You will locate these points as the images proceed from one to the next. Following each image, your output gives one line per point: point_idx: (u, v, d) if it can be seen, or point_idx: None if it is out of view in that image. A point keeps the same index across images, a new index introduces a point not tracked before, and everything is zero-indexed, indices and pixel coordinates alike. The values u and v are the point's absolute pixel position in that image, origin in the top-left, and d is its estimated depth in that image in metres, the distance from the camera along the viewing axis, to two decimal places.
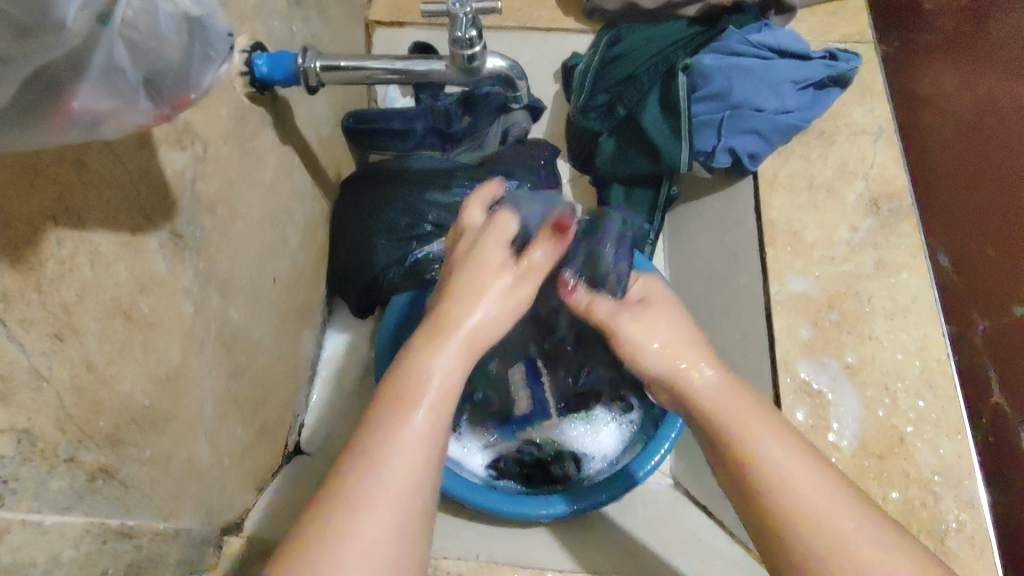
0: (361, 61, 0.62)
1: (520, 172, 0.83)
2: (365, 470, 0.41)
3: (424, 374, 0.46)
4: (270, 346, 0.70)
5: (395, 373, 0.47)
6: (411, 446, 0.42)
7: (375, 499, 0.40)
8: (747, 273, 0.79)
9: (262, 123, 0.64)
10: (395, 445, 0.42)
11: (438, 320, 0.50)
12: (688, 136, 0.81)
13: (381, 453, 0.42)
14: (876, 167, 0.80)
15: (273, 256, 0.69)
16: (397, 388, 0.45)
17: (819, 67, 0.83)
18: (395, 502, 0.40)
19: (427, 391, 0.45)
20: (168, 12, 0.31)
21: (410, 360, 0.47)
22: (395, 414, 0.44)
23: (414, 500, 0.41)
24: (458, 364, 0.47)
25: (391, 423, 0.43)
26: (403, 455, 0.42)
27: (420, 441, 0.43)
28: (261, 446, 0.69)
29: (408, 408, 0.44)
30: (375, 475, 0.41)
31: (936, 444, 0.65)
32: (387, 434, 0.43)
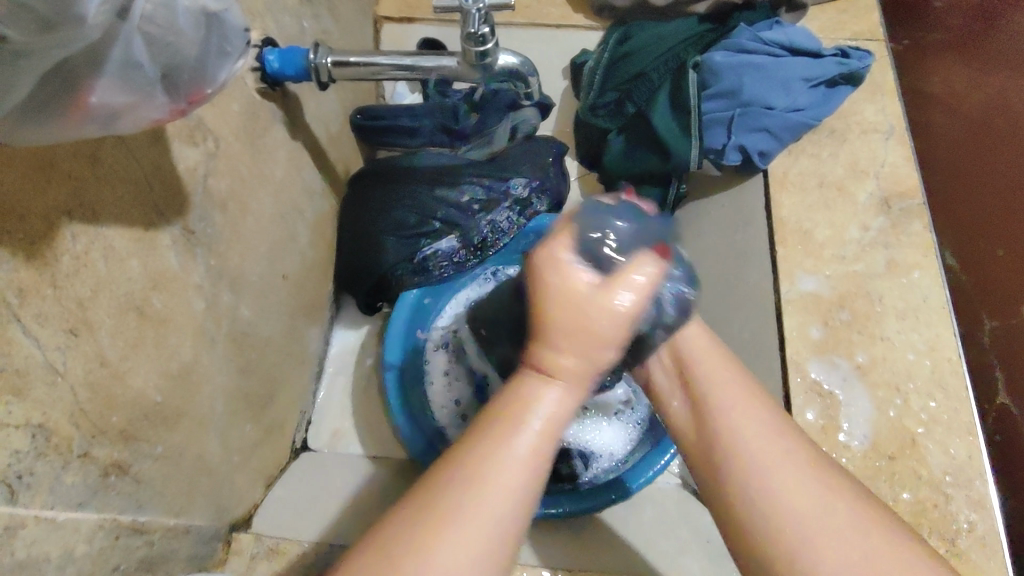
0: (372, 57, 0.62)
1: (530, 170, 0.82)
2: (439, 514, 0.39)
3: (532, 400, 0.43)
4: (280, 342, 0.70)
5: (505, 393, 0.44)
6: (519, 478, 0.41)
7: (484, 534, 0.39)
8: (756, 271, 0.78)
9: (272, 119, 0.64)
10: (508, 458, 0.41)
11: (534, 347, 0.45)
12: (697, 134, 0.81)
13: (466, 497, 0.40)
14: (888, 166, 0.80)
15: (284, 252, 0.68)
16: (503, 408, 0.43)
17: (832, 64, 0.82)
18: (483, 542, 0.39)
19: (535, 415, 0.43)
20: (186, 6, 0.31)
21: (521, 394, 0.44)
22: (501, 440, 0.42)
23: (502, 529, 0.40)
24: (572, 390, 0.44)
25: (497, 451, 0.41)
26: (497, 494, 0.40)
27: (531, 475, 0.42)
28: (270, 442, 0.69)
29: (507, 440, 0.42)
30: (476, 507, 0.40)
31: (948, 444, 0.64)
32: (490, 456, 0.41)
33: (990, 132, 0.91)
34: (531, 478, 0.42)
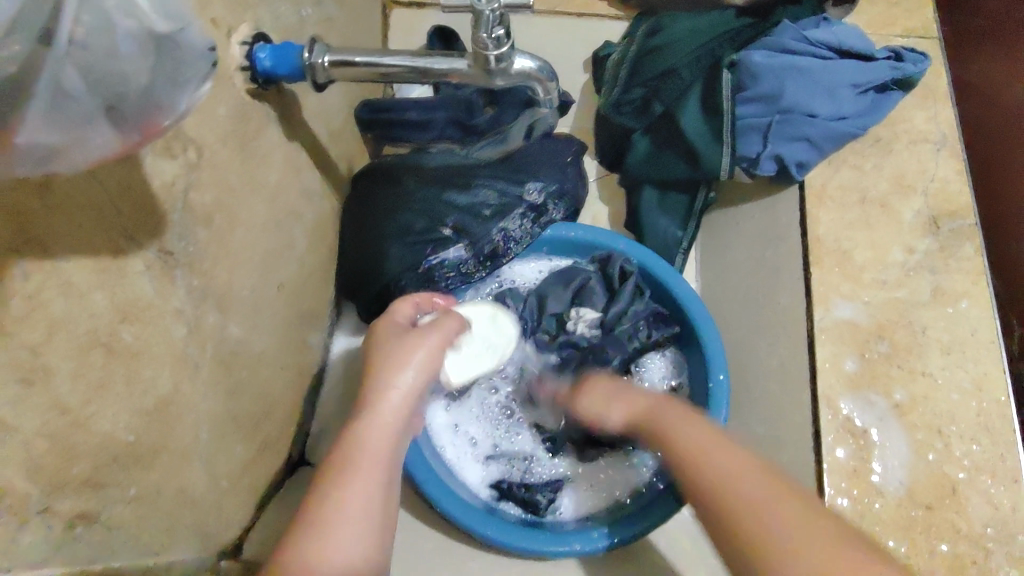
0: (378, 57, 0.56)
1: (547, 173, 0.77)
2: (308, 543, 0.43)
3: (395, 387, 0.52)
4: (275, 357, 0.66)
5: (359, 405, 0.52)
6: (361, 509, 0.45)
7: (340, 544, 0.43)
8: (788, 293, 0.72)
9: (266, 120, 0.59)
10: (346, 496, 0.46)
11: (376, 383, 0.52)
12: (729, 140, 0.75)
13: (325, 512, 0.45)
14: (936, 182, 0.73)
15: (276, 263, 0.64)
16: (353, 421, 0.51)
17: (884, 69, 0.75)
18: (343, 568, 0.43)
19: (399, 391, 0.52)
20: (127, 30, 0.26)
21: (331, 486, 0.46)
22: (338, 478, 0.47)
23: (360, 555, 0.44)
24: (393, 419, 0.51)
25: (329, 508, 0.45)
26: (339, 542, 0.43)
27: (362, 513, 0.45)
28: (262, 462, 0.66)
29: (344, 472, 0.47)
30: (333, 530, 0.44)
31: (993, 494, 0.60)
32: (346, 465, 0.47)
33: None
34: (354, 532, 0.44)
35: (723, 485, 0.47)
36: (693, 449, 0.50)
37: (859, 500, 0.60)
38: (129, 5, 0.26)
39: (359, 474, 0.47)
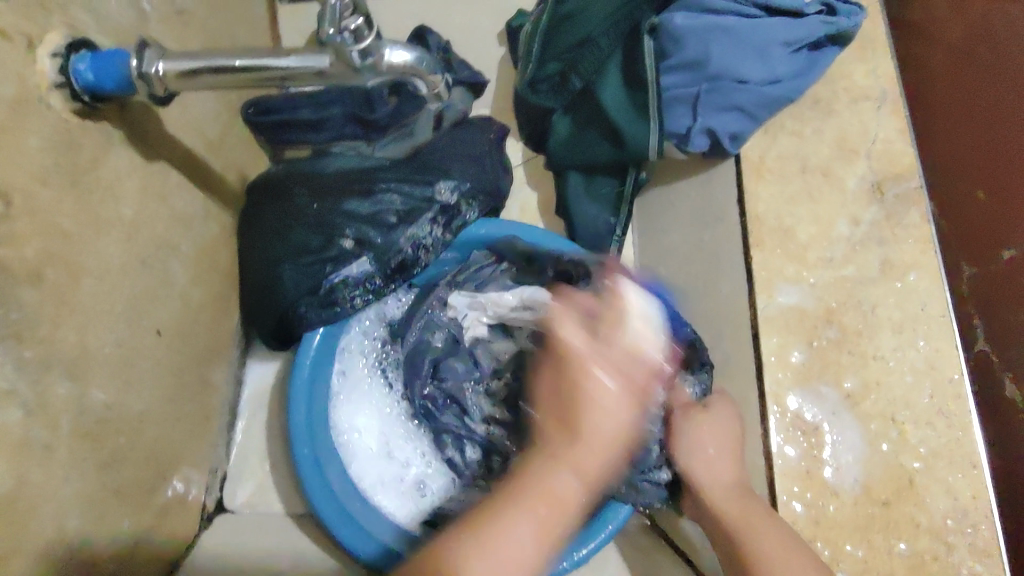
0: (263, 58, 0.46)
1: (458, 171, 0.69)
2: (479, 539, 0.47)
3: (552, 484, 0.49)
4: (166, 406, 0.58)
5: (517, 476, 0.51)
6: (523, 546, 0.46)
7: (496, 573, 0.45)
8: (730, 280, 0.67)
9: (109, 142, 0.49)
10: (513, 537, 0.46)
11: (561, 438, 0.51)
12: (656, 116, 0.68)
13: (495, 538, 0.46)
14: (879, 143, 0.68)
15: (153, 301, 0.56)
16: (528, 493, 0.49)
17: (816, 24, 0.67)
18: (515, 571, 0.45)
19: (546, 497, 0.48)
20: None
21: (545, 468, 0.50)
22: (506, 511, 0.48)
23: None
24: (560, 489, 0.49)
25: (506, 514, 0.48)
26: (508, 558, 0.46)
27: (520, 539, 0.47)
28: (167, 523, 0.60)
29: (551, 460, 0.50)
30: (510, 532, 0.47)
31: (951, 481, 0.56)
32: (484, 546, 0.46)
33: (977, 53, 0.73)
34: (552, 526, 0.48)
35: (762, 537, 0.51)
36: (734, 514, 0.54)
37: (815, 503, 0.56)
38: None
39: (542, 510, 0.48)
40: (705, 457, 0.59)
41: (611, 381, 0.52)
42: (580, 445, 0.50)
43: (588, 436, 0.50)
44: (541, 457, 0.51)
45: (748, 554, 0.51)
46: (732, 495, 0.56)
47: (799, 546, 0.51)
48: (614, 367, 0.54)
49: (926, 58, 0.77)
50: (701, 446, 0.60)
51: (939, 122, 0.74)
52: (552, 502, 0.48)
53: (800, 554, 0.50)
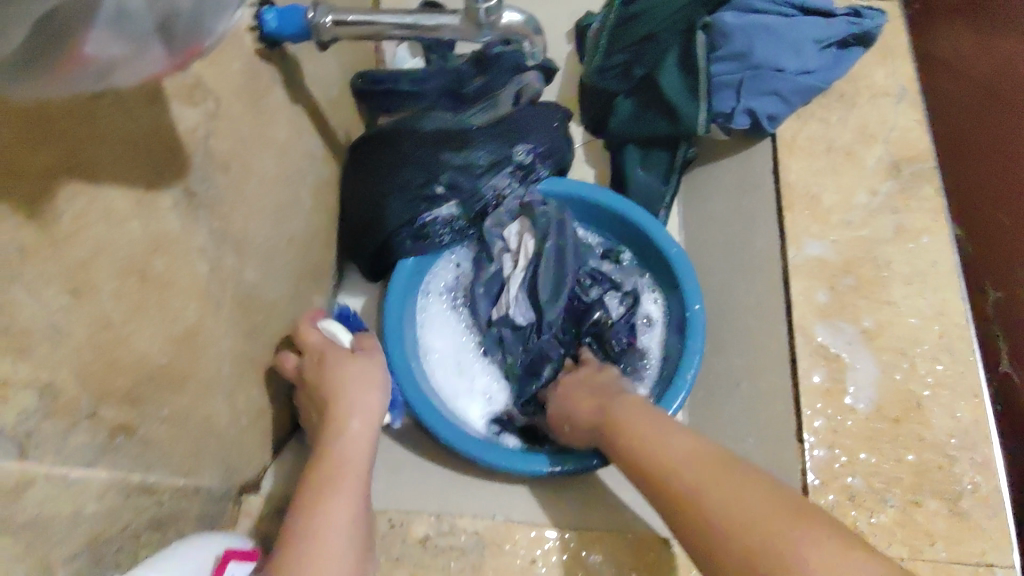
0: (373, 16, 0.61)
1: (536, 136, 0.82)
2: (299, 542, 0.49)
3: (322, 504, 0.52)
4: (286, 307, 0.70)
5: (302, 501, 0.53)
6: (341, 514, 0.52)
7: (324, 551, 0.49)
8: (763, 238, 0.77)
9: (273, 80, 0.62)
10: (319, 522, 0.50)
11: (333, 453, 0.57)
12: (706, 97, 0.79)
13: (312, 524, 0.50)
14: (897, 130, 0.78)
15: (285, 218, 0.68)
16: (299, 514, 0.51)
17: (842, 24, 0.80)
18: (337, 547, 0.50)
19: (320, 512, 0.51)
20: None
21: (311, 500, 0.52)
22: (312, 500, 0.53)
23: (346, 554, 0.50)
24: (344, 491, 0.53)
25: (321, 502, 0.52)
26: (336, 519, 0.51)
27: (347, 513, 0.52)
28: (277, 408, 0.70)
29: (325, 487, 0.54)
30: (315, 551, 0.49)
31: (953, 407, 0.65)
32: (312, 534, 0.50)
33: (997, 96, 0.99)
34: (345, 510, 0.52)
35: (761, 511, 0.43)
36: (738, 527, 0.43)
37: (833, 416, 0.65)
38: None
39: (345, 480, 0.55)
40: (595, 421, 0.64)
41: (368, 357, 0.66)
42: (345, 442, 0.58)
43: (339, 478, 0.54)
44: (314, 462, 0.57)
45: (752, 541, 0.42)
46: (703, 460, 0.50)
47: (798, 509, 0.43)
48: (354, 380, 0.62)
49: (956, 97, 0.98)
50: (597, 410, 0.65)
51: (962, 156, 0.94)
52: (338, 473, 0.55)
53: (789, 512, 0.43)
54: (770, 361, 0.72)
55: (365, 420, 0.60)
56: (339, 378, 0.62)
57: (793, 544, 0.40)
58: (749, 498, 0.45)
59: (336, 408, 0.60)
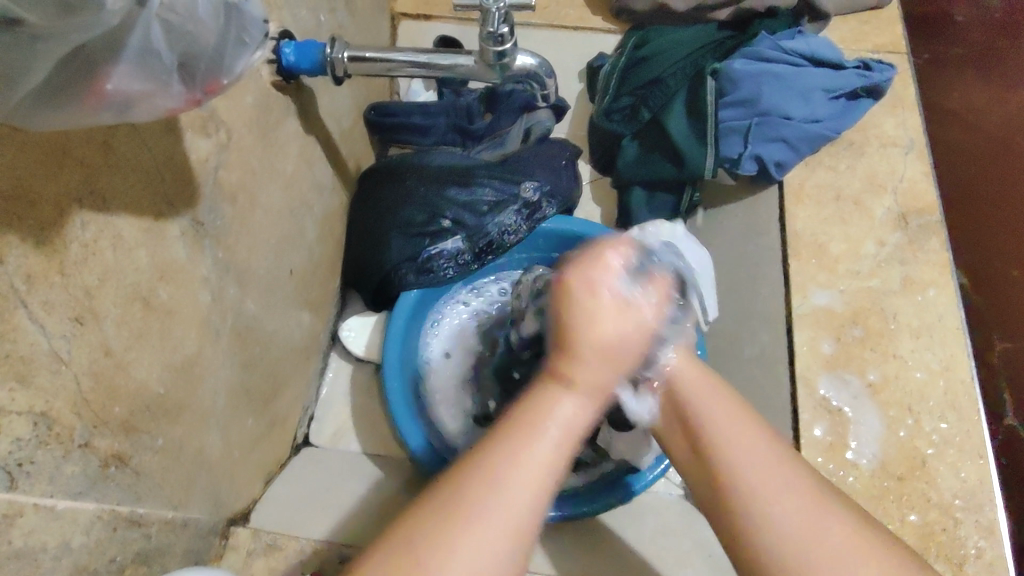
0: (387, 53, 0.62)
1: (541, 174, 0.82)
2: (488, 467, 0.41)
3: (547, 416, 0.43)
4: (286, 335, 0.70)
5: (520, 406, 0.44)
6: (521, 495, 0.40)
7: (559, 442, 0.43)
8: (769, 284, 0.77)
9: (285, 112, 0.63)
10: (578, 374, 0.44)
11: (562, 364, 0.45)
12: (713, 142, 0.80)
13: (503, 466, 0.41)
14: (906, 182, 0.79)
15: (289, 247, 0.68)
16: (517, 420, 0.43)
17: (853, 76, 0.81)
18: (520, 499, 0.40)
19: (544, 432, 0.43)
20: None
21: (546, 388, 0.45)
22: (517, 431, 0.42)
23: (522, 523, 0.40)
24: (586, 404, 0.44)
25: (523, 451, 0.42)
26: (522, 478, 0.41)
27: (528, 479, 0.41)
28: (271, 437, 0.69)
29: (548, 400, 0.44)
30: (497, 496, 0.40)
31: (958, 466, 0.64)
32: (512, 454, 0.41)
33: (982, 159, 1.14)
34: (582, 419, 0.44)
35: (734, 430, 0.47)
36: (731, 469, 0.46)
37: (835, 471, 0.64)
38: None
39: (564, 417, 0.43)
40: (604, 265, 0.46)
41: (623, 318, 0.45)
42: (587, 344, 0.44)
43: (580, 378, 0.44)
44: (541, 381, 0.45)
45: (730, 468, 0.46)
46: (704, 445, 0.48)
47: (736, 408, 0.49)
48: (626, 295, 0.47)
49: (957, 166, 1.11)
50: (601, 301, 0.45)
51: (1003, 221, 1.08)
52: (579, 382, 0.44)
53: (734, 407, 0.49)
54: (773, 413, 0.71)
55: (640, 327, 0.46)
56: (587, 318, 0.45)
57: (764, 501, 0.44)
58: (792, 521, 0.43)
59: (569, 330, 0.45)
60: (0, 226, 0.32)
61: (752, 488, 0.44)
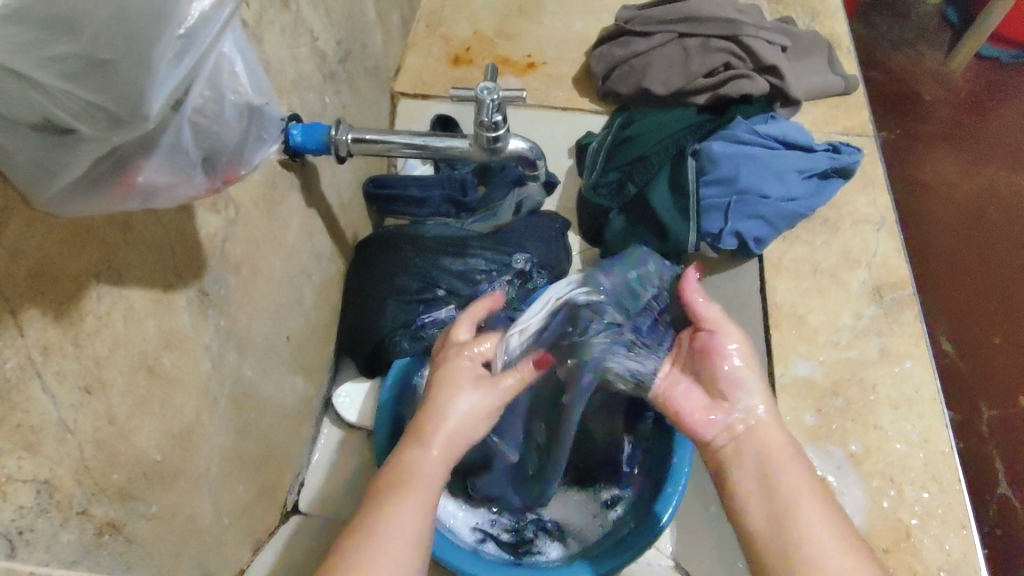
0: (387, 135, 0.66)
1: (532, 245, 0.86)
2: (366, 532, 0.48)
3: (416, 465, 0.54)
4: (280, 402, 0.71)
5: (386, 469, 0.54)
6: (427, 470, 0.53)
7: (417, 508, 0.51)
8: (751, 353, 0.80)
9: (289, 188, 0.67)
10: (433, 434, 0.56)
11: (419, 432, 0.56)
12: (695, 219, 0.84)
13: (377, 520, 0.49)
14: (878, 257, 0.83)
15: (288, 315, 0.70)
16: (385, 484, 0.52)
17: (823, 158, 0.86)
18: (405, 536, 0.49)
19: (417, 475, 0.53)
20: (235, 102, 0.37)
21: (407, 449, 0.55)
22: (389, 473, 0.53)
23: (412, 533, 0.49)
24: (441, 451, 0.55)
25: (386, 504, 0.50)
26: (399, 511, 0.50)
27: (426, 484, 0.53)
28: (261, 504, 0.69)
29: (415, 446, 0.55)
30: (364, 554, 0.47)
31: (942, 538, 0.64)
32: (382, 514, 0.50)
33: (973, 224, 1.31)
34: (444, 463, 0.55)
35: (804, 483, 0.53)
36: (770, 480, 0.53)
37: None
38: (236, 85, 0.36)
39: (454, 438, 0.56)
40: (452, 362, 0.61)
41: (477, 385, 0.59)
42: (443, 410, 0.57)
43: (432, 437, 0.56)
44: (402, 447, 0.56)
45: (804, 524, 0.50)
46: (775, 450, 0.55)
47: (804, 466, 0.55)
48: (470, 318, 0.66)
49: (930, 241, 1.29)
50: (457, 368, 0.61)
51: (971, 295, 1.24)
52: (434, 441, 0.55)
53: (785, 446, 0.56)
54: None
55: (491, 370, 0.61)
56: (443, 386, 0.59)
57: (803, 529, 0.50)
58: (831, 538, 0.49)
59: (432, 395, 0.59)
60: (24, 301, 0.35)
61: (811, 522, 0.50)
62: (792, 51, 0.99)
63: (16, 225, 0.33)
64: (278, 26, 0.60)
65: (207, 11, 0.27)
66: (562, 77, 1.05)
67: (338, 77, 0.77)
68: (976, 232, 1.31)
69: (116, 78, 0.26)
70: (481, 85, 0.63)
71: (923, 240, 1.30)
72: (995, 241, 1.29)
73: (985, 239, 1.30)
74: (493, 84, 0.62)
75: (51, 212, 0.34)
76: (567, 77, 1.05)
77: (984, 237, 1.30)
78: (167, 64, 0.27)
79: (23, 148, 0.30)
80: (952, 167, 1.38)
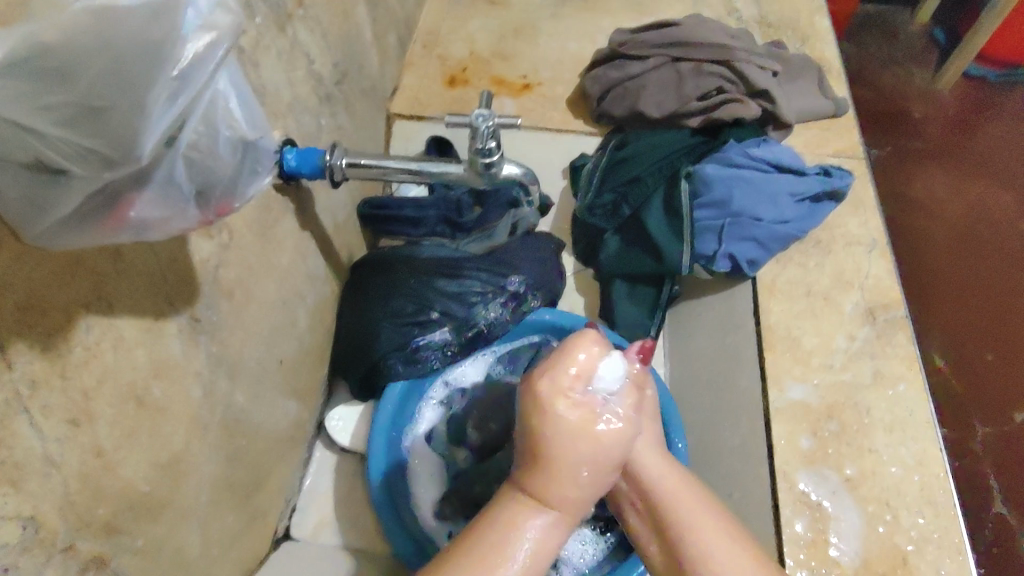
0: (382, 160, 0.66)
1: (527, 266, 0.86)
2: None
3: (523, 528, 0.46)
4: (271, 426, 0.70)
5: (491, 518, 0.47)
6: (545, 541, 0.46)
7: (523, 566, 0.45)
8: (746, 375, 0.79)
9: (283, 211, 0.67)
10: (553, 497, 0.47)
11: (534, 488, 0.47)
12: (689, 241, 0.84)
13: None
14: (871, 279, 0.83)
15: (280, 338, 0.69)
16: (491, 534, 0.46)
17: (816, 182, 0.86)
18: None
19: (524, 542, 0.46)
20: (228, 137, 0.37)
21: (516, 501, 0.47)
22: (501, 531, 0.46)
23: None
24: (559, 521, 0.47)
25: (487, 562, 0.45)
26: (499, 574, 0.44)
27: (544, 544, 0.46)
28: (251, 531, 0.68)
29: (520, 506, 0.47)
30: None
31: (939, 564, 0.64)
32: (481, 574, 0.44)
33: (963, 240, 1.32)
34: (555, 537, 0.47)
35: (686, 508, 0.51)
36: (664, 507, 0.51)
37: (816, 568, 0.65)
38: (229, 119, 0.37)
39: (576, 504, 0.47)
40: (550, 397, 0.46)
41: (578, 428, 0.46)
42: (567, 467, 0.46)
43: (553, 502, 0.47)
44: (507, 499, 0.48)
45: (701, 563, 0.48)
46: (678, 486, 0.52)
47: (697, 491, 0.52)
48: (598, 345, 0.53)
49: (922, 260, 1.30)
50: (572, 394, 0.47)
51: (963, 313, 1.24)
52: (553, 503, 0.47)
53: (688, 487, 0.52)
54: (756, 506, 0.71)
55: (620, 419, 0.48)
56: (569, 440, 0.46)
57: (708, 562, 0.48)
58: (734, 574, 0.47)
59: (546, 447, 0.46)
60: (12, 337, 0.34)
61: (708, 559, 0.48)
62: (783, 74, 1.00)
63: (3, 259, 0.33)
64: (275, 51, 0.60)
65: (202, 52, 0.28)
66: (556, 97, 1.05)
67: (334, 99, 0.77)
68: (966, 244, 1.32)
69: (109, 122, 0.26)
70: (476, 113, 0.63)
71: (916, 260, 1.30)
72: (987, 255, 1.31)
73: (977, 252, 1.31)
74: (488, 111, 0.63)
75: (39, 246, 0.34)
76: (562, 98, 1.05)
77: (976, 251, 1.31)
78: (161, 106, 0.27)
79: (14, 186, 0.29)
80: (945, 180, 1.40)
